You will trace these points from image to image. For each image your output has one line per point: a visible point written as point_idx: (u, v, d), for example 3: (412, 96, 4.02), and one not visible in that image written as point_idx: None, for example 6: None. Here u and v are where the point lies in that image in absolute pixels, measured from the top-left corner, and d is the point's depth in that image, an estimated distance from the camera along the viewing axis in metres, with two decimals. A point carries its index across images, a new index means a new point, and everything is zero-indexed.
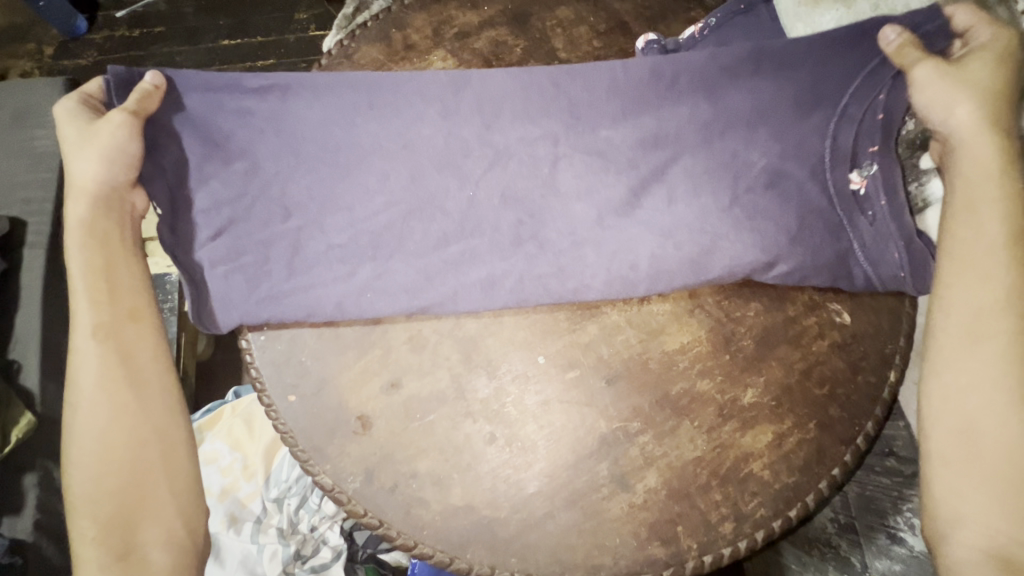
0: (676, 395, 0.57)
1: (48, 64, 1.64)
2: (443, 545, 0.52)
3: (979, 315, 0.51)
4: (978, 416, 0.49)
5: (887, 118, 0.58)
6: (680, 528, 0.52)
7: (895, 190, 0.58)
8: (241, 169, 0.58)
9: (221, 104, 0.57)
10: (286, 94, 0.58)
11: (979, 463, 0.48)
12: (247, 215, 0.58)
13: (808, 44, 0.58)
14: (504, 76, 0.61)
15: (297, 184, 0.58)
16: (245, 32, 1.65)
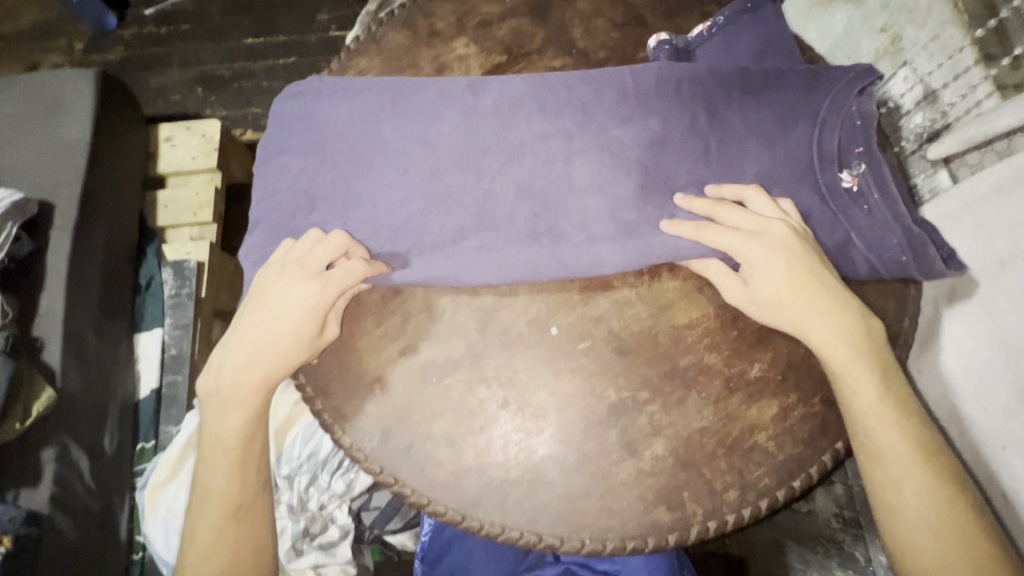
0: (685, 367, 0.59)
1: (79, 58, 1.71)
2: (456, 503, 0.55)
3: (857, 378, 0.56)
4: (896, 466, 0.55)
5: (864, 123, 0.62)
6: (686, 494, 0.55)
7: (887, 185, 0.60)
8: (283, 167, 0.64)
9: (284, 117, 0.65)
10: (320, 99, 0.64)
11: (907, 505, 0.54)
12: (278, 210, 0.63)
13: (782, 74, 0.63)
14: (517, 80, 0.62)
15: (316, 182, 0.62)
16: (268, 30, 1.70)
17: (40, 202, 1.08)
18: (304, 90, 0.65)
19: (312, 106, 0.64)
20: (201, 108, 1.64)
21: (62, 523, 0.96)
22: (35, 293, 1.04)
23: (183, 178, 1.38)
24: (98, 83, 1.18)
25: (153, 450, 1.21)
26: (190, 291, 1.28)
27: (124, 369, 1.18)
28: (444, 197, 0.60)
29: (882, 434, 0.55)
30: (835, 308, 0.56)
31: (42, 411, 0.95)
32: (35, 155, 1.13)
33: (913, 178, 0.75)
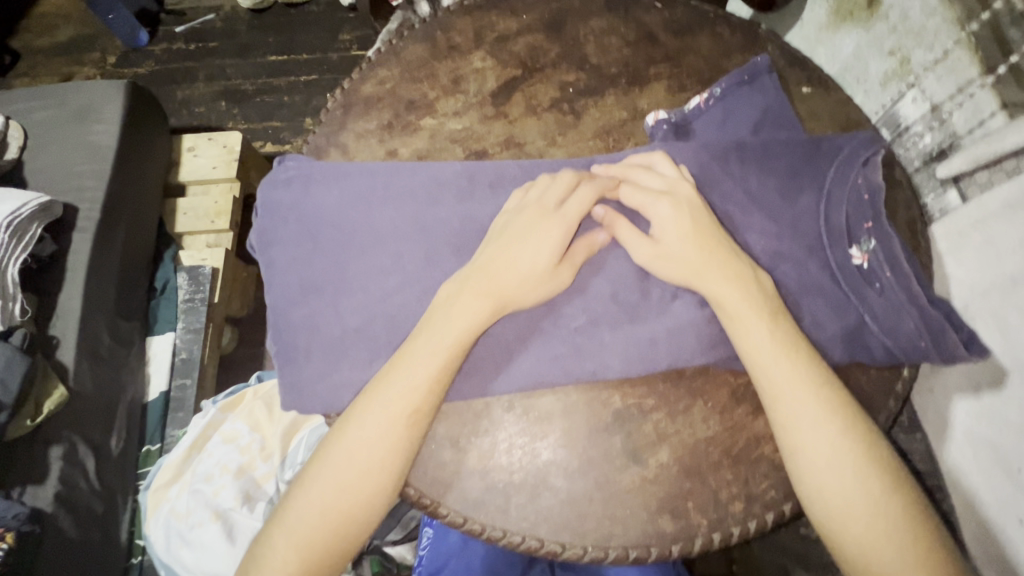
0: (692, 375, 0.59)
1: (111, 71, 1.78)
2: (458, 505, 0.55)
3: (779, 359, 0.53)
4: (824, 455, 0.52)
5: (872, 198, 0.61)
6: (691, 504, 0.55)
7: (899, 262, 0.59)
8: (276, 257, 0.63)
9: (271, 203, 0.64)
10: (308, 185, 0.63)
11: (851, 499, 0.50)
12: (276, 301, 0.62)
13: (783, 149, 0.63)
14: (512, 164, 0.63)
15: (314, 268, 0.61)
16: (292, 48, 1.76)
17: (65, 205, 1.12)
18: (289, 176, 0.64)
19: (302, 191, 0.63)
20: (224, 121, 1.69)
21: (65, 522, 0.96)
22: (54, 293, 1.06)
23: (203, 187, 1.41)
24: (126, 92, 1.24)
25: (158, 452, 1.21)
26: (206, 295, 1.29)
27: (135, 371, 1.20)
28: (468, 276, 0.57)
29: (783, 405, 0.53)
30: (754, 301, 0.54)
31: (53, 409, 0.97)
32: (62, 160, 1.17)
33: (924, 197, 0.76)
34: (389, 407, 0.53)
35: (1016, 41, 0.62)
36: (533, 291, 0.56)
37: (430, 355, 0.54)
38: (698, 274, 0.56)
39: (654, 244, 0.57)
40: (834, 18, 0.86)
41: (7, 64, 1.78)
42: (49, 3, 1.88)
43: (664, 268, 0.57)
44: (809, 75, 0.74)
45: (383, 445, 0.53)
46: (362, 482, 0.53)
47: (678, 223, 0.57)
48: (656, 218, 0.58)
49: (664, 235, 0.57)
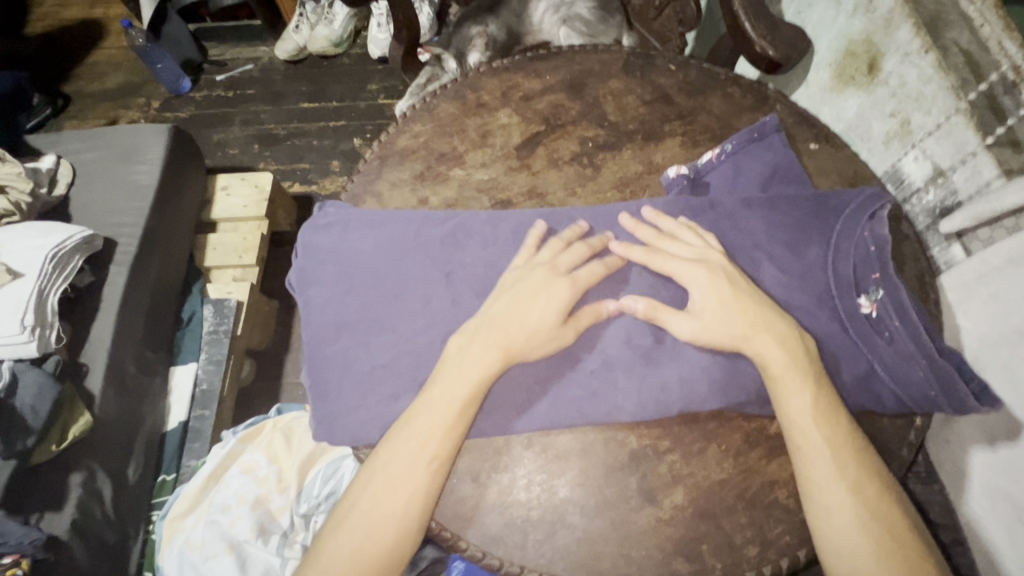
0: (705, 419, 0.61)
1: (154, 115, 1.91)
2: (477, 540, 0.57)
3: (815, 414, 0.55)
4: (839, 500, 0.52)
5: (878, 249, 0.64)
6: (705, 547, 0.56)
7: (907, 311, 0.61)
8: (312, 297, 0.67)
9: (310, 246, 0.69)
10: (346, 230, 0.68)
11: (869, 543, 0.51)
12: (311, 338, 0.66)
13: (790, 205, 0.67)
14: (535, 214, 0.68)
15: (348, 308, 0.65)
16: (324, 97, 1.88)
17: (106, 239, 1.19)
18: (328, 223, 0.69)
19: (340, 236, 0.68)
20: (257, 162, 1.79)
21: (78, 551, 0.97)
22: (88, 322, 1.12)
23: (234, 224, 1.49)
24: (170, 136, 1.33)
25: (173, 483, 1.23)
26: (229, 327, 1.34)
27: (156, 401, 1.23)
28: (475, 330, 0.60)
29: (815, 462, 0.54)
30: (795, 364, 0.56)
31: (77, 435, 1.00)
32: (106, 198, 1.25)
33: (930, 250, 0.80)
34: (408, 451, 0.56)
35: (1009, 109, 0.67)
36: (539, 348, 0.59)
37: (448, 404, 0.56)
38: (744, 336, 0.58)
39: (694, 321, 0.59)
40: (838, 81, 0.91)
41: (59, 107, 1.92)
42: (102, 53, 2.04)
43: (707, 338, 0.58)
44: (817, 134, 0.78)
45: (405, 488, 0.55)
46: (383, 525, 0.54)
47: (717, 292, 0.59)
48: (691, 284, 0.60)
49: (700, 309, 0.59)
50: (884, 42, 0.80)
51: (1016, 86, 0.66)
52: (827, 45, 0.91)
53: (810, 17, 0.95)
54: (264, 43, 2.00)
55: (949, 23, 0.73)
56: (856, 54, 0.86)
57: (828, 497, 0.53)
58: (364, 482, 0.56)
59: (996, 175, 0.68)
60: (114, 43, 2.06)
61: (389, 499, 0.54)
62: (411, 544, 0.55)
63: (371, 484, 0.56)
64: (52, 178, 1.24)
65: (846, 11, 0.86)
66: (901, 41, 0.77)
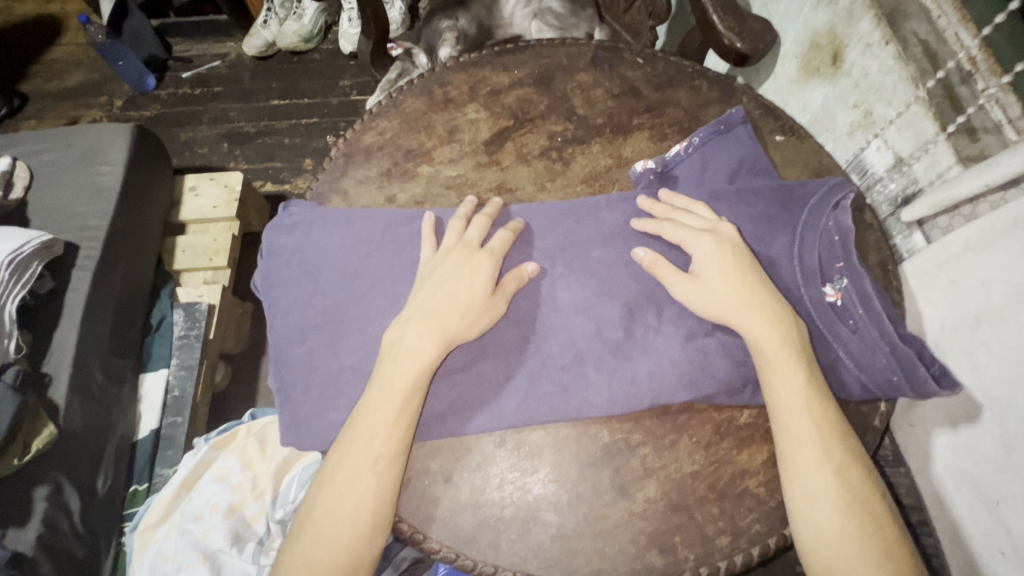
0: (677, 412, 0.61)
1: (117, 114, 1.84)
2: (450, 541, 0.56)
3: (802, 400, 0.55)
4: (823, 485, 0.53)
5: (842, 238, 0.64)
6: (678, 539, 0.56)
7: (870, 299, 0.61)
8: (276, 298, 0.65)
9: (274, 247, 0.67)
10: (310, 230, 0.67)
11: (852, 524, 0.51)
12: (276, 341, 0.64)
13: (756, 198, 0.68)
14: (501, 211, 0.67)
15: (313, 309, 0.64)
16: (294, 93, 1.84)
17: (66, 244, 1.15)
18: (292, 222, 0.68)
19: (304, 236, 0.66)
20: (225, 162, 1.74)
21: (44, 567, 0.93)
22: (49, 330, 1.08)
23: (202, 225, 1.45)
24: (132, 135, 1.28)
25: (145, 493, 1.19)
26: (199, 332, 1.30)
27: (125, 409, 1.20)
28: (406, 319, 0.59)
29: (802, 448, 0.54)
30: (790, 342, 0.57)
31: (42, 447, 0.96)
32: (66, 201, 1.20)
33: (894, 239, 0.81)
34: (353, 452, 0.55)
35: (965, 97, 0.69)
36: (474, 323, 0.59)
37: (388, 401, 0.56)
38: (736, 312, 0.58)
39: (693, 281, 0.60)
40: (804, 72, 0.92)
41: (16, 106, 1.84)
42: (61, 50, 1.96)
43: (703, 301, 0.59)
44: (782, 125, 0.79)
45: (354, 492, 0.53)
46: (336, 530, 0.53)
47: (722, 264, 0.60)
48: (699, 254, 0.61)
49: (703, 273, 0.60)
50: (846, 34, 0.82)
51: (973, 76, 0.69)
52: (793, 37, 0.92)
53: (776, 10, 0.96)
54: (230, 39, 1.95)
55: (908, 14, 0.74)
56: (821, 46, 0.87)
57: (813, 482, 0.53)
58: (319, 486, 0.55)
59: (953, 163, 0.69)
60: (72, 40, 1.98)
61: (340, 505, 0.53)
62: (375, 550, 0.54)
63: (327, 488, 0.55)
64: (8, 181, 1.17)
65: (811, 3, 0.87)
66: (864, 33, 0.78)
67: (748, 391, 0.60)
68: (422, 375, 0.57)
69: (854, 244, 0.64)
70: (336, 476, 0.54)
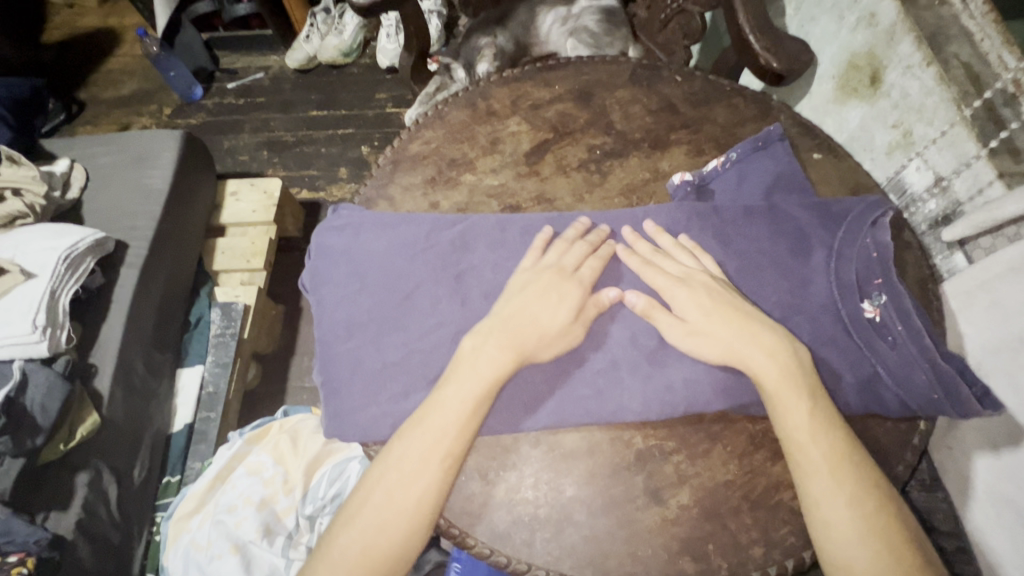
0: (711, 420, 0.61)
1: (166, 121, 1.94)
2: (486, 537, 0.57)
3: (807, 437, 0.55)
4: (836, 518, 0.53)
5: (880, 255, 0.65)
6: (710, 547, 0.56)
7: (909, 316, 0.62)
8: (322, 295, 0.69)
9: (323, 245, 0.71)
10: (358, 232, 0.70)
11: (870, 552, 0.51)
12: (323, 336, 0.67)
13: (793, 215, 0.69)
14: (542, 219, 0.69)
15: (359, 307, 0.66)
16: (333, 105, 1.91)
17: (117, 242, 1.21)
18: (342, 224, 0.71)
19: (353, 237, 0.70)
20: (265, 169, 1.81)
21: (82, 550, 0.97)
22: (98, 323, 1.13)
23: (242, 229, 1.51)
24: (182, 142, 1.35)
25: (178, 484, 1.24)
26: (236, 330, 1.35)
27: (163, 402, 1.24)
28: (488, 332, 0.61)
29: (813, 483, 0.54)
30: (787, 376, 0.57)
31: (85, 435, 1.01)
32: (118, 201, 1.27)
33: (933, 258, 0.81)
34: (422, 450, 0.56)
35: (1008, 118, 0.69)
36: (550, 346, 0.60)
37: (461, 403, 0.57)
38: (734, 349, 0.59)
39: (683, 324, 0.61)
40: (841, 93, 0.93)
41: (74, 112, 1.96)
42: (117, 61, 2.08)
43: (697, 344, 0.60)
44: (820, 144, 0.80)
45: (417, 485, 0.55)
46: (396, 521, 0.55)
47: (696, 302, 0.61)
48: (673, 302, 0.62)
49: (687, 312, 0.61)
50: (886, 55, 0.82)
51: (1015, 99, 0.68)
52: (830, 58, 0.93)
53: (813, 30, 0.97)
54: (275, 53, 2.04)
55: (948, 37, 0.75)
56: (859, 67, 0.88)
57: (825, 514, 0.53)
58: (368, 477, 0.57)
59: (994, 178, 0.69)
60: (128, 51, 2.10)
61: (402, 496, 0.55)
62: (420, 541, 0.56)
63: (386, 480, 0.56)
64: (65, 181, 1.26)
65: (848, 25, 0.88)
66: (904, 55, 0.79)
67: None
68: (495, 388, 0.59)
69: (893, 262, 0.65)
70: (404, 470, 0.56)
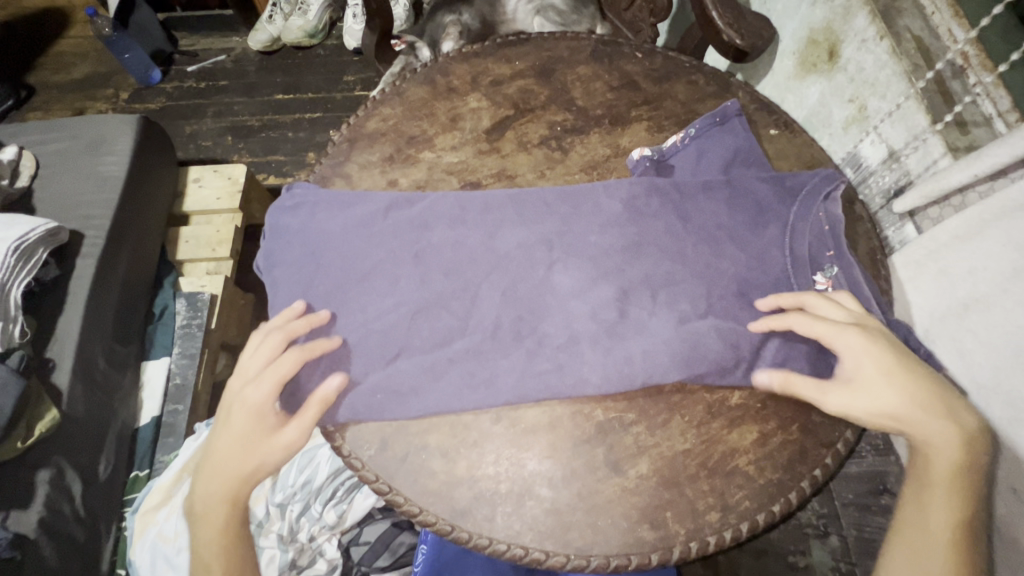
0: (670, 391, 0.62)
1: (123, 106, 1.86)
2: (446, 514, 0.57)
3: (945, 527, 0.55)
4: None
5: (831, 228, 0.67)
6: (669, 514, 0.57)
7: (859, 286, 0.65)
8: (277, 276, 0.67)
9: (279, 226, 0.69)
10: (314, 211, 0.68)
11: None
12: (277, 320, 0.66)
13: (750, 190, 0.70)
14: (501, 195, 0.69)
15: (314, 289, 0.65)
16: (298, 88, 1.85)
17: (71, 232, 1.16)
18: (296, 203, 0.69)
19: (307, 217, 0.68)
20: (229, 154, 1.76)
21: (45, 550, 0.94)
22: (53, 315, 1.09)
23: (205, 217, 1.47)
24: (137, 127, 1.30)
25: (146, 479, 1.21)
26: (200, 321, 1.31)
27: (127, 395, 1.21)
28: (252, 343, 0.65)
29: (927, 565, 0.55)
30: (958, 463, 0.55)
31: (44, 431, 0.98)
32: (70, 190, 1.22)
33: (885, 231, 0.83)
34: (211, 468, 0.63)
35: (956, 91, 0.71)
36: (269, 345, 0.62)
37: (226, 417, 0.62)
38: (897, 414, 0.56)
39: (848, 389, 0.58)
40: (801, 69, 0.94)
41: (22, 97, 1.86)
42: (68, 42, 1.98)
43: (870, 406, 0.57)
44: (778, 119, 0.81)
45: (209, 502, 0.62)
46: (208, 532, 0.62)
47: (876, 361, 0.57)
48: (844, 350, 0.59)
49: (857, 373, 0.58)
50: (842, 30, 0.83)
51: (964, 71, 0.71)
52: (791, 33, 0.94)
53: (774, 6, 0.97)
54: (236, 34, 1.97)
55: (902, 10, 0.76)
56: (817, 42, 0.89)
57: None
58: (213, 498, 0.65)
59: (940, 151, 0.71)
60: (79, 32, 2.00)
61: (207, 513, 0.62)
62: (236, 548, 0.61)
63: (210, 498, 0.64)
64: (14, 170, 1.19)
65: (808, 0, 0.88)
66: (859, 29, 0.80)
67: (740, 371, 0.61)
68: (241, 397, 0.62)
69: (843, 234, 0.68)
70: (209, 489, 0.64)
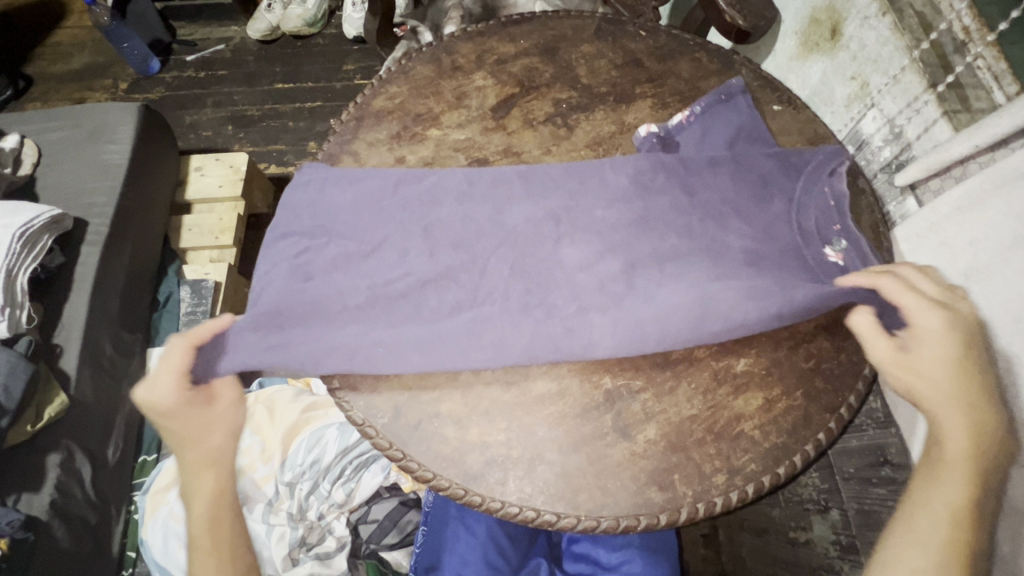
0: (677, 359, 0.64)
1: (122, 96, 1.85)
2: (459, 479, 0.58)
3: (950, 507, 0.55)
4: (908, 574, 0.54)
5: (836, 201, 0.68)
6: (676, 477, 0.59)
7: (866, 257, 0.66)
8: (285, 244, 0.67)
9: (291, 201, 0.69)
10: (327, 187, 0.69)
11: None
12: (273, 283, 0.64)
13: (755, 166, 0.71)
14: (511, 172, 0.70)
15: (322, 258, 0.65)
16: (298, 76, 1.85)
17: (76, 219, 1.17)
18: (307, 180, 0.70)
19: (319, 192, 0.69)
20: (230, 143, 1.76)
21: (58, 531, 0.95)
22: (60, 301, 1.10)
23: (208, 204, 1.47)
24: (140, 114, 1.30)
25: (154, 462, 1.22)
26: (206, 308, 1.32)
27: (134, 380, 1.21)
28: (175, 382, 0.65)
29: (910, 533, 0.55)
30: (976, 461, 0.56)
31: (53, 416, 0.98)
32: (75, 177, 1.22)
33: (887, 206, 0.83)
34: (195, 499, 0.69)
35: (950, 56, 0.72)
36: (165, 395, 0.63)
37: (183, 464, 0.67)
38: (939, 393, 0.57)
39: (904, 357, 0.60)
40: (803, 48, 0.95)
41: (21, 88, 1.85)
42: (66, 32, 1.97)
43: (915, 376, 0.59)
44: (779, 96, 0.81)
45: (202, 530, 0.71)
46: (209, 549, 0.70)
47: (939, 337, 0.59)
48: (914, 324, 0.60)
49: (914, 347, 0.60)
50: (845, 7, 0.84)
51: (965, 45, 0.71)
52: (793, 13, 0.95)
53: None
54: (235, 23, 1.97)
55: None
56: (820, 21, 0.90)
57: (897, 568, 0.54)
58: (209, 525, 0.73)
59: (938, 117, 0.72)
60: (77, 23, 1.99)
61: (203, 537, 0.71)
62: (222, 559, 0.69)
63: None
64: (15, 157, 1.19)
65: None
66: (862, 6, 0.82)
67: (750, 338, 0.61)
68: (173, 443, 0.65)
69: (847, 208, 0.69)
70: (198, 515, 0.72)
